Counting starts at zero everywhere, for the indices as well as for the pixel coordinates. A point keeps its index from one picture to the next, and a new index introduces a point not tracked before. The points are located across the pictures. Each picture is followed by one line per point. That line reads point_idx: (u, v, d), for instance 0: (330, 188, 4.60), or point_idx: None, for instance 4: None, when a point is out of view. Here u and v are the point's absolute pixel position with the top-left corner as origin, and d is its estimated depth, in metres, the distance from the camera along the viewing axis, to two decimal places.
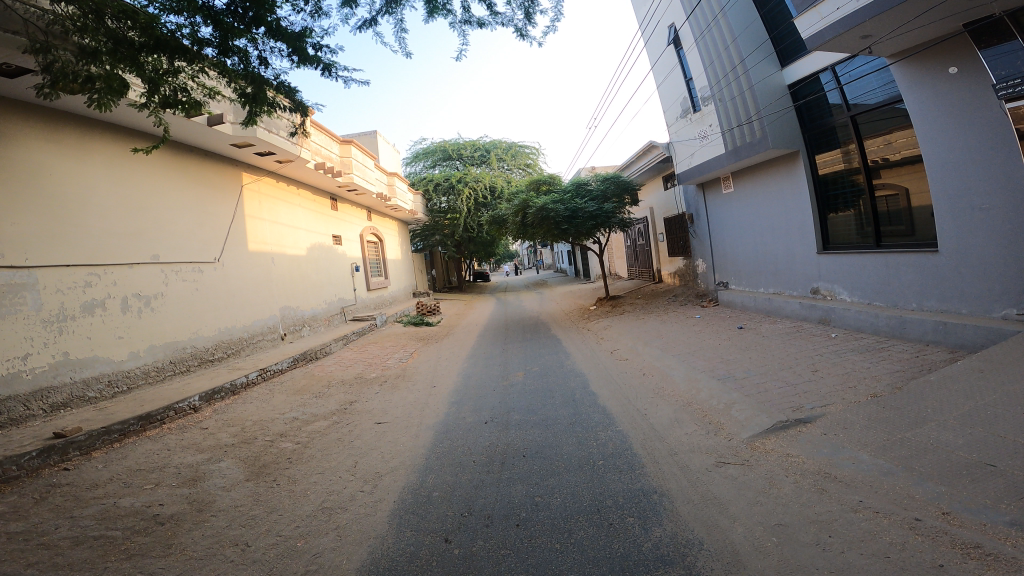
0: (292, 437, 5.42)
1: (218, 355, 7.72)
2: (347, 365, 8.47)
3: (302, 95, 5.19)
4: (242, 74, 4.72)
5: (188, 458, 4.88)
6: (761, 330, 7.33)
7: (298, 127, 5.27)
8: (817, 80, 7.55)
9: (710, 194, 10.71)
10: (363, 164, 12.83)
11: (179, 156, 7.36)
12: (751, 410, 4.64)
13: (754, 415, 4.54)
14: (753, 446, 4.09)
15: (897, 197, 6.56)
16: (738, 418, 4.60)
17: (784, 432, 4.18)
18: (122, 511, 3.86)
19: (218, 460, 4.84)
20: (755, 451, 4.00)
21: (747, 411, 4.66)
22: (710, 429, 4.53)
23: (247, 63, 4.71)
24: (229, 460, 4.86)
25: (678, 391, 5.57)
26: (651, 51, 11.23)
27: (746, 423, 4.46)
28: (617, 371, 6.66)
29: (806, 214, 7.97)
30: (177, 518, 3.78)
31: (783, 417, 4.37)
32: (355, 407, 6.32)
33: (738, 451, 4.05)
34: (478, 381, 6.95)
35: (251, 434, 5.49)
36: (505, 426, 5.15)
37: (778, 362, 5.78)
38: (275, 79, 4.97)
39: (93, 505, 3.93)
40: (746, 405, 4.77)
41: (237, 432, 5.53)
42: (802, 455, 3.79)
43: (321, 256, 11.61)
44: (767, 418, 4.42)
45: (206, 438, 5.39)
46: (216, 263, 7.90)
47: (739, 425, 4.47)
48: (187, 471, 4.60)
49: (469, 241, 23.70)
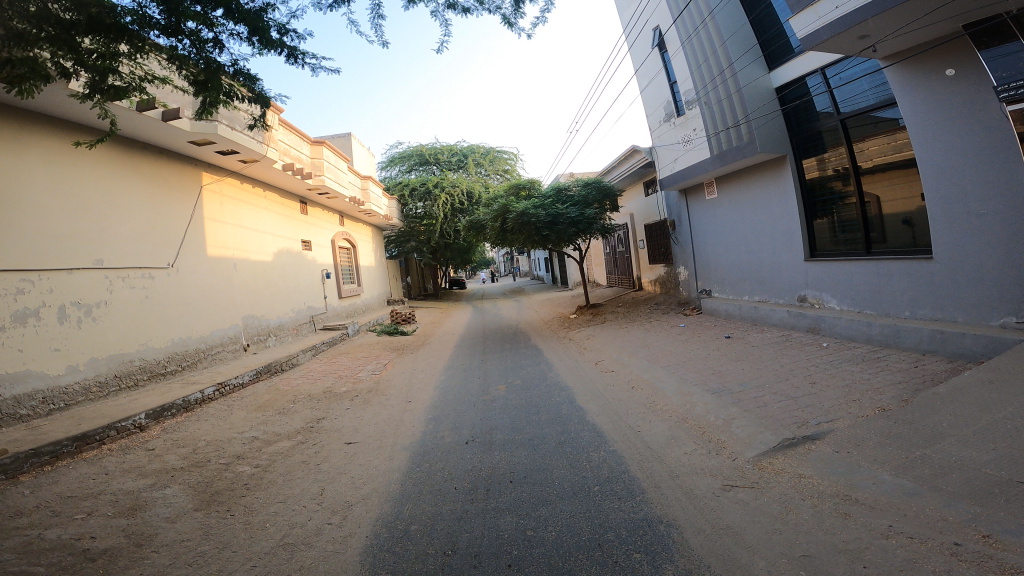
0: (251, 460, 4.87)
1: (171, 369, 7.07)
2: (315, 378, 7.90)
3: (263, 84, 4.68)
4: (195, 61, 4.20)
5: (129, 484, 4.30)
6: (749, 339, 7.11)
7: (257, 121, 4.75)
8: (805, 84, 7.49)
9: (692, 201, 10.56)
10: (335, 166, 12.27)
11: (129, 153, 6.72)
12: (753, 426, 4.36)
13: (756, 432, 4.26)
14: (760, 466, 3.80)
15: (869, 204, 6.74)
16: (740, 435, 4.30)
17: (792, 451, 3.91)
18: (47, 545, 3.30)
19: (164, 486, 4.28)
20: (764, 472, 3.71)
21: (748, 427, 4.37)
22: (711, 448, 4.22)
23: (200, 49, 4.19)
24: (176, 486, 4.29)
25: (672, 404, 5.27)
26: (635, 55, 11.11)
27: (749, 441, 4.17)
28: (605, 384, 6.31)
29: (793, 219, 7.83)
30: (113, 553, 3.24)
31: (789, 435, 4.10)
32: (323, 425, 5.80)
33: (746, 472, 3.76)
34: (457, 395, 6.51)
35: (204, 457, 4.92)
36: (489, 445, 4.74)
37: (773, 373, 5.54)
38: (233, 64, 4.43)
39: (13, 537, 3.36)
40: (747, 420, 4.49)
41: (187, 454, 4.95)
42: (816, 476, 3.53)
43: (288, 262, 10.99)
44: (771, 435, 4.14)
45: (152, 460, 4.79)
46: (170, 269, 7.26)
47: (742, 443, 4.17)
48: (126, 498, 4.03)
49: (445, 248, 23.20)
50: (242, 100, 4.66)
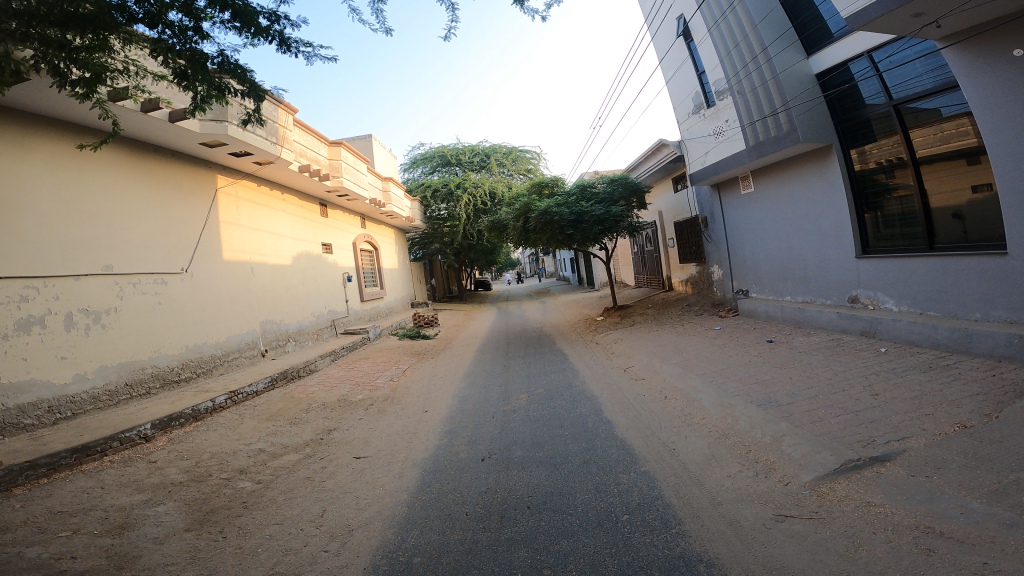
0: (253, 475, 4.61)
1: (185, 376, 6.92)
2: (332, 386, 7.62)
3: (255, 75, 4.50)
4: (179, 51, 4.07)
5: (123, 500, 4.08)
6: (794, 344, 6.49)
7: (251, 115, 4.61)
8: (848, 68, 6.83)
9: (727, 196, 9.91)
10: (354, 168, 12.11)
11: (139, 156, 6.61)
12: (808, 446, 3.82)
13: (812, 452, 3.72)
14: (818, 493, 3.29)
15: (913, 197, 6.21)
16: (792, 455, 3.78)
17: (857, 475, 3.39)
18: (25, 564, 3.09)
19: (158, 503, 4.05)
20: (823, 499, 3.21)
21: (802, 447, 3.83)
22: (759, 471, 3.70)
23: (183, 39, 4.07)
24: (171, 503, 4.06)
25: (710, 418, 4.74)
26: (659, 45, 10.57)
27: (804, 462, 3.65)
28: (634, 393, 5.81)
29: (841, 213, 7.13)
30: None
31: (852, 455, 3.57)
32: (333, 437, 5.49)
33: (801, 500, 3.25)
34: (475, 405, 6.12)
35: (205, 471, 4.68)
36: (506, 463, 4.34)
37: (826, 383, 4.95)
38: (219, 55, 4.27)
39: None
40: (800, 438, 3.95)
41: (188, 467, 4.73)
42: (889, 505, 3.04)
43: (308, 265, 10.83)
44: (831, 456, 3.61)
45: (151, 473, 4.59)
46: (184, 274, 7.13)
47: (795, 465, 3.65)
48: (116, 516, 3.80)
49: (469, 249, 22.89)
50: (233, 91, 4.53)
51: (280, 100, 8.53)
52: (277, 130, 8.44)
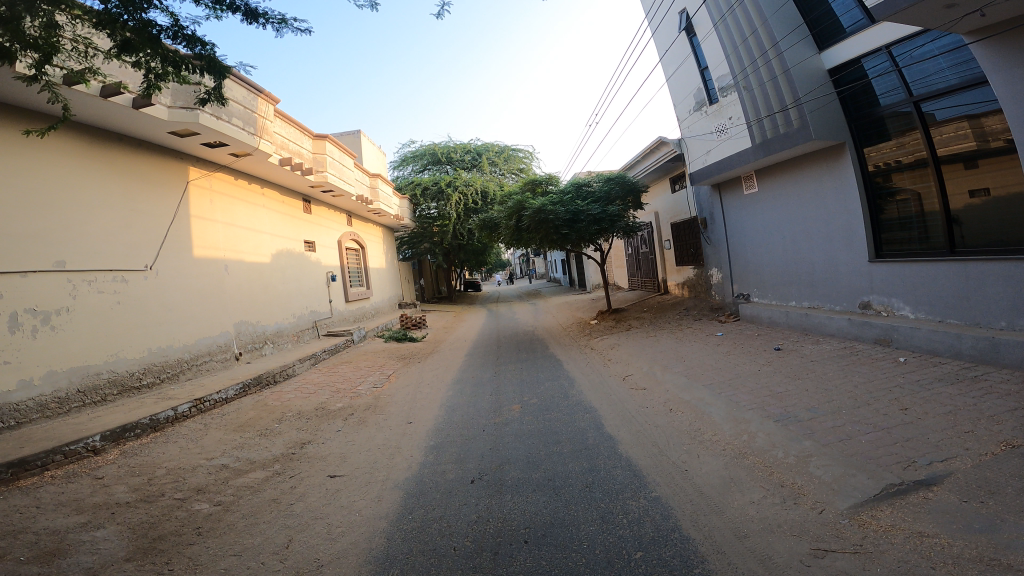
0: (211, 495, 4.14)
1: (148, 381, 6.36)
2: (310, 392, 7.10)
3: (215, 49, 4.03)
4: (125, 23, 3.59)
5: (58, 521, 3.66)
6: (805, 352, 6.10)
7: (210, 93, 4.10)
8: (864, 63, 6.48)
9: (728, 197, 9.54)
10: (340, 163, 11.57)
11: (99, 144, 6.05)
12: (840, 468, 3.43)
13: (846, 476, 3.34)
14: (859, 523, 2.90)
15: (933, 198, 5.87)
16: (823, 479, 3.39)
17: (902, 501, 3.01)
18: None
19: (97, 527, 3.60)
20: (866, 531, 2.82)
21: (834, 469, 3.44)
22: (786, 497, 3.29)
23: (131, 10, 3.58)
24: (112, 527, 3.61)
25: (722, 435, 4.32)
26: (660, 41, 10.23)
27: (838, 487, 3.26)
28: (637, 405, 5.39)
29: (854, 215, 6.76)
30: None
31: (894, 479, 3.19)
32: (306, 451, 5.01)
33: (841, 531, 2.85)
34: (464, 415, 5.66)
35: (157, 491, 4.20)
36: (497, 486, 3.89)
37: (848, 396, 4.55)
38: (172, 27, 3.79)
39: None
40: (829, 459, 3.56)
41: (139, 486, 4.27)
42: (944, 536, 2.65)
43: (289, 263, 10.28)
44: (869, 481, 3.23)
45: (96, 492, 4.15)
46: (148, 272, 6.56)
47: (827, 490, 3.25)
48: (47, 542, 3.34)
49: (459, 249, 22.36)
50: (192, 69, 4.05)
51: (259, 88, 7.98)
52: (256, 120, 7.92)
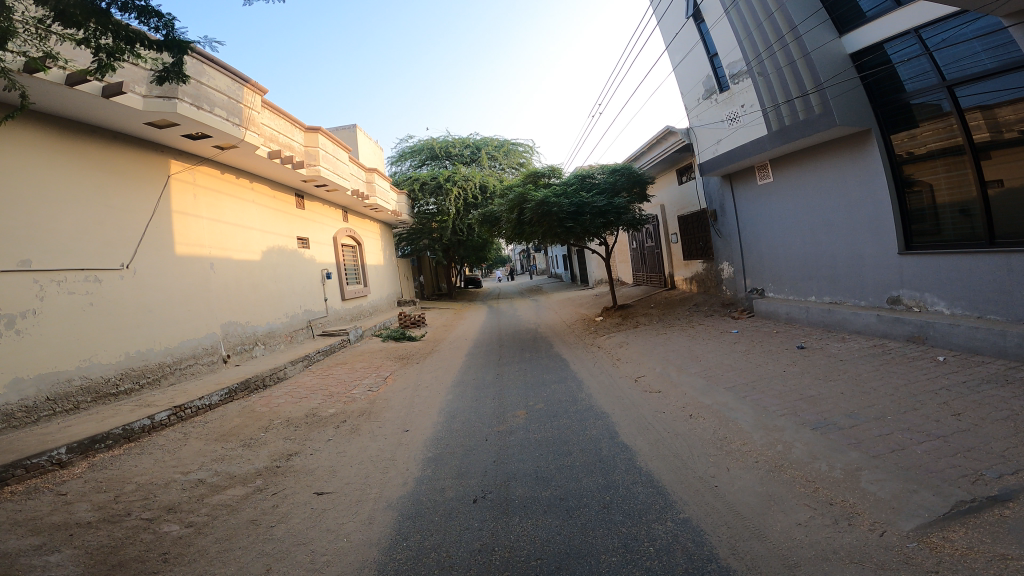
0: (185, 515, 3.73)
1: (125, 387, 5.95)
2: (301, 397, 6.67)
3: (173, 22, 3.64)
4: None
5: (10, 544, 3.26)
6: (831, 351, 5.70)
7: (169, 71, 3.76)
8: (888, 47, 6.07)
9: (740, 188, 9.10)
10: (333, 157, 11.12)
11: (66, 133, 5.60)
12: (898, 483, 3.10)
13: (906, 492, 3.00)
14: (930, 547, 2.53)
15: (970, 185, 5.44)
16: (878, 496, 3.04)
17: (977, 520, 2.68)
18: None
19: (52, 551, 3.21)
20: (941, 555, 2.46)
21: (890, 485, 3.10)
22: (839, 518, 2.92)
23: None
24: (69, 550, 3.22)
25: (752, 444, 3.92)
26: (666, 28, 9.80)
27: (898, 505, 2.91)
28: (653, 410, 4.98)
29: (881, 204, 6.32)
30: None
31: (964, 495, 2.86)
32: (292, 464, 4.59)
33: (910, 557, 2.48)
34: (466, 422, 5.26)
35: (123, 510, 3.79)
36: (503, 507, 3.47)
37: (890, 400, 4.18)
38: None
39: None
40: (882, 473, 3.22)
41: (105, 504, 3.87)
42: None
43: (280, 261, 9.84)
44: (935, 498, 2.90)
45: (56, 510, 3.74)
46: (125, 271, 6.13)
47: (886, 510, 2.89)
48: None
49: (459, 245, 21.93)
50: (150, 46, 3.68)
51: (244, 77, 7.53)
52: (242, 111, 7.47)
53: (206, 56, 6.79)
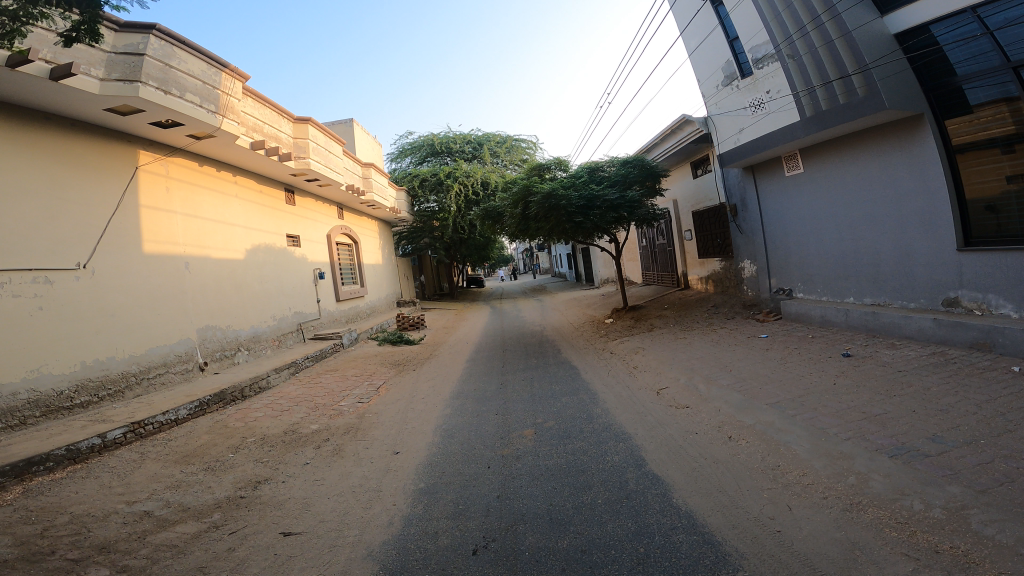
0: (119, 557, 3.04)
1: (82, 400, 5.27)
2: (282, 410, 5.99)
3: None
4: None
5: None
6: (884, 360, 4.99)
7: (81, 31, 3.40)
8: (943, 26, 5.40)
9: (764, 181, 8.37)
10: (326, 150, 10.42)
11: (9, 118, 4.92)
12: (1021, 526, 2.41)
13: None
14: None
15: None
16: (999, 541, 2.36)
17: None
18: None
19: None
20: None
21: (1012, 527, 2.42)
22: (953, 572, 2.22)
23: None
24: None
25: (816, 475, 3.22)
26: (680, 12, 9.10)
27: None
28: (683, 429, 4.27)
29: (936, 196, 5.59)
30: None
31: None
32: (261, 493, 3.91)
33: None
34: (466, 444, 4.57)
35: (47, 548, 3.10)
36: (509, 559, 2.76)
37: (977, 421, 3.48)
38: None
39: None
40: (998, 513, 2.53)
41: (25, 540, 3.17)
42: None
43: (267, 261, 9.15)
44: None
45: None
46: (82, 271, 5.47)
47: (1013, 559, 2.22)
48: None
49: (460, 245, 21.25)
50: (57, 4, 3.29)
51: (222, 61, 6.85)
52: (219, 98, 6.80)
53: (176, 38, 6.09)
